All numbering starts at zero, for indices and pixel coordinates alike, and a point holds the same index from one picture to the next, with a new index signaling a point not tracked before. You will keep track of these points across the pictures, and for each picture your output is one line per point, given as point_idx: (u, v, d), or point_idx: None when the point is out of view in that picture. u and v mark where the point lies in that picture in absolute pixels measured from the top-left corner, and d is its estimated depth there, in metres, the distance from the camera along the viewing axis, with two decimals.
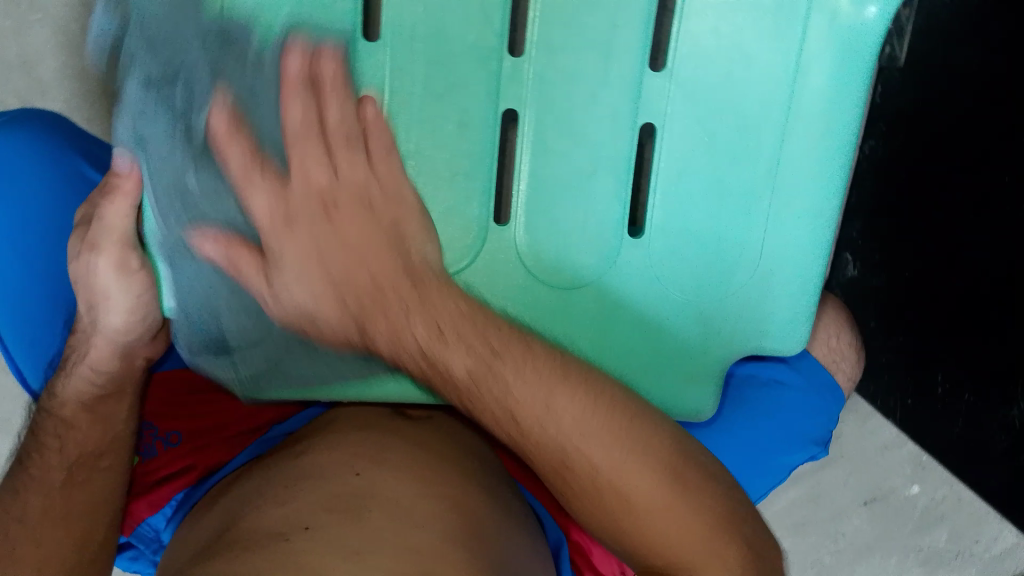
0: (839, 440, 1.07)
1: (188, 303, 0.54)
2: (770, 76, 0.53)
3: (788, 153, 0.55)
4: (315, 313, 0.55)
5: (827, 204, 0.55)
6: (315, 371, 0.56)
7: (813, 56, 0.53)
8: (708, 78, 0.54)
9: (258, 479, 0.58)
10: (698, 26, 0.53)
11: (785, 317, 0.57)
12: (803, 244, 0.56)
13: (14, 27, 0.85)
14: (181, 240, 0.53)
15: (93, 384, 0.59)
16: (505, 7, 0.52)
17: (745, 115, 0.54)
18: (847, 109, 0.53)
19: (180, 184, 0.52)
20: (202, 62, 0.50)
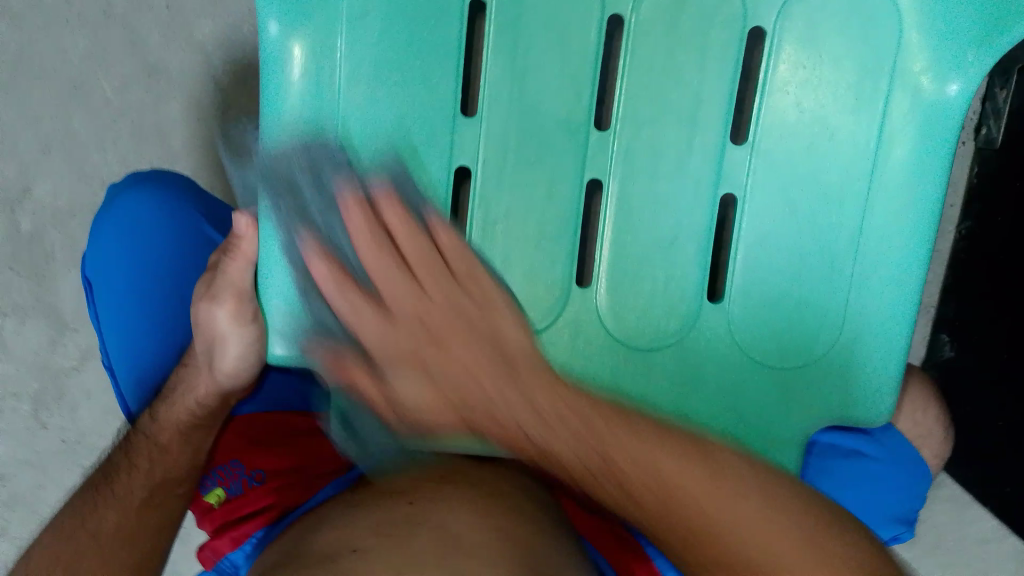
0: (934, 529, 1.04)
1: (292, 352, 0.57)
2: (853, 149, 0.55)
3: (872, 221, 0.55)
4: None
5: (912, 272, 0.55)
6: (405, 417, 0.58)
7: (896, 129, 0.54)
8: (789, 150, 0.55)
9: (328, 514, 0.64)
10: (781, 102, 0.55)
11: (870, 384, 0.57)
12: (888, 311, 0.56)
13: (154, 103, 0.95)
14: (291, 289, 0.56)
15: (192, 414, 0.63)
16: (593, 85, 0.56)
17: (830, 186, 0.55)
18: (931, 181, 0.54)
19: (290, 232, 0.55)
20: (321, 127, 0.54)
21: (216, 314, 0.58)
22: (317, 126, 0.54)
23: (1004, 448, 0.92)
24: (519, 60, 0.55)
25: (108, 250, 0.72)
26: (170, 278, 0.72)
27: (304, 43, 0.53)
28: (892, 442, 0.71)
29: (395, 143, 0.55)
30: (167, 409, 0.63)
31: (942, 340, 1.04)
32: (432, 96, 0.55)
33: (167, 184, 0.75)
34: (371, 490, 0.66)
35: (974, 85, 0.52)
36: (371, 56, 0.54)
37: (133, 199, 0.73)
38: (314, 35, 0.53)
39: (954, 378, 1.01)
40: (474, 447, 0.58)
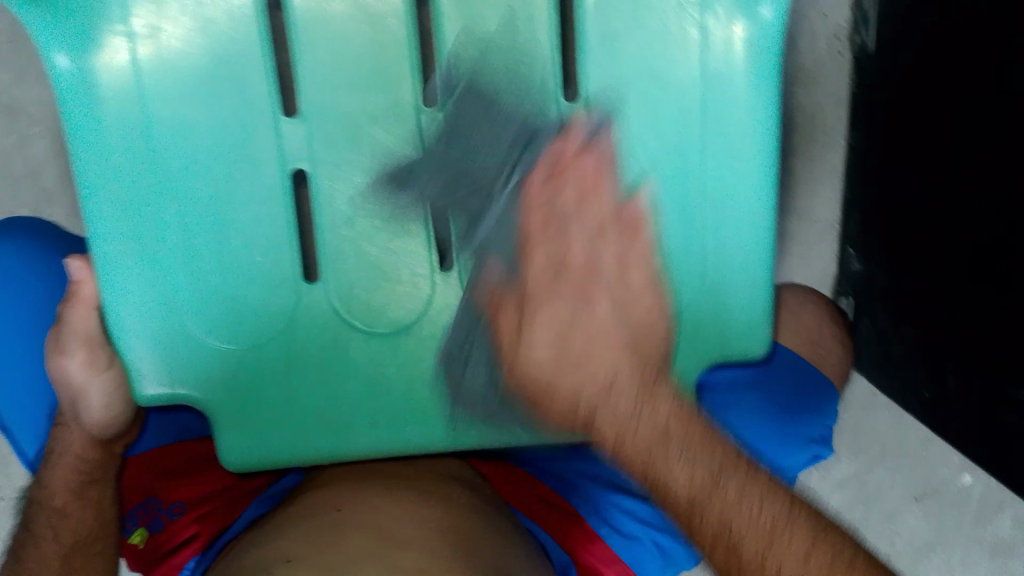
0: (877, 438, 1.06)
1: (163, 390, 0.55)
2: (684, 92, 0.55)
3: (716, 162, 0.56)
4: (276, 376, 0.57)
5: (762, 203, 0.56)
6: (286, 432, 0.57)
7: (721, 66, 0.55)
8: (624, 102, 0.55)
9: (255, 534, 0.65)
10: (604, 55, 0.55)
11: (741, 320, 0.58)
12: (747, 246, 0.57)
13: (19, 143, 0.91)
14: (147, 326, 0.54)
15: (76, 470, 0.59)
16: (416, 62, 0.55)
17: (669, 131, 0.55)
18: (764, 108, 0.55)
19: (136, 268, 0.54)
20: (143, 150, 0.53)
21: (68, 366, 0.54)
22: (130, 147, 0.53)
23: (916, 353, 0.94)
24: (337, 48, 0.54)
25: None
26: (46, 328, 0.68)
27: (107, 62, 0.52)
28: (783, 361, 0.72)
29: (219, 153, 0.54)
30: (49, 471, 0.59)
31: (850, 255, 1.05)
32: (247, 103, 0.53)
33: (36, 231, 0.72)
34: (295, 505, 0.67)
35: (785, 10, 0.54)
36: (176, 68, 0.53)
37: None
38: (112, 53, 0.52)
39: (865, 291, 1.02)
40: (366, 451, 0.58)
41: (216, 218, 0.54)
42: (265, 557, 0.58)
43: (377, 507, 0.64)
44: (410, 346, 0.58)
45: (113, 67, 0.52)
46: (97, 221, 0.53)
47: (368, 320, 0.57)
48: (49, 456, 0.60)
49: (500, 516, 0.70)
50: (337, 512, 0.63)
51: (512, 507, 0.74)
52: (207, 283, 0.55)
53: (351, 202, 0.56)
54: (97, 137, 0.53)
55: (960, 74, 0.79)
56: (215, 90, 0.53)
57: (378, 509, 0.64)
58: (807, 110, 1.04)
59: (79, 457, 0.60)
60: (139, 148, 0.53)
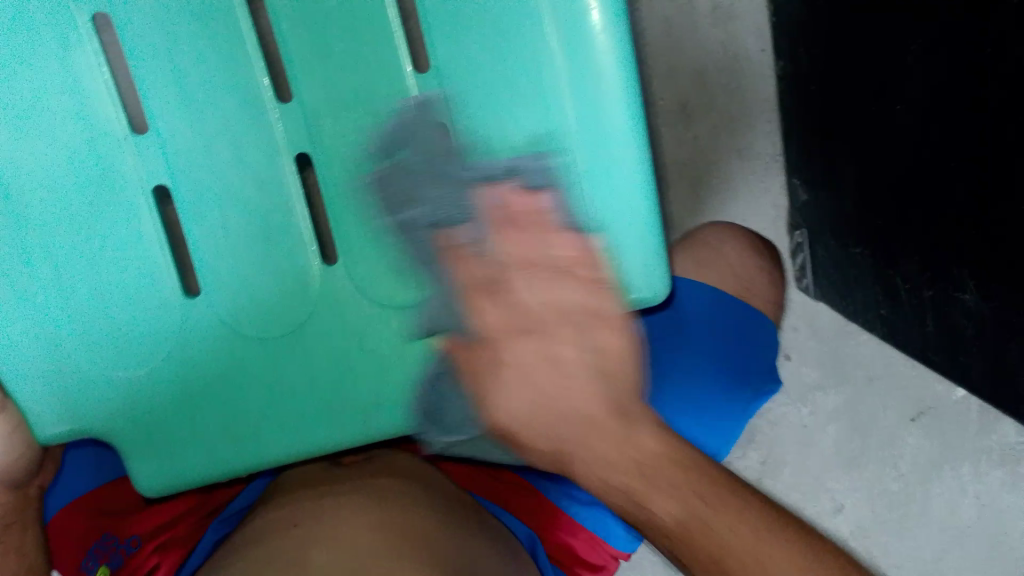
0: (861, 364, 1.03)
1: (63, 429, 0.56)
2: (535, 43, 0.53)
3: (580, 112, 0.54)
4: (175, 398, 0.57)
5: (633, 146, 0.55)
6: (195, 453, 0.57)
7: (569, 12, 0.52)
8: (476, 63, 0.54)
9: (218, 556, 0.65)
10: (447, 17, 0.53)
11: (633, 263, 0.58)
12: (626, 191, 0.56)
13: None
14: (36, 369, 0.55)
15: None
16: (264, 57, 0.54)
17: (526, 89, 0.54)
18: (622, 52, 0.53)
19: (13, 312, 0.54)
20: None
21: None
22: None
23: (871, 273, 0.91)
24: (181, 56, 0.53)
25: None
26: None
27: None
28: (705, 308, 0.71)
29: (75, 185, 0.54)
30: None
31: (796, 186, 1.02)
32: (92, 131, 0.53)
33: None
34: (253, 519, 0.67)
35: None
36: (14, 106, 0.52)
37: None
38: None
39: (816, 218, 0.99)
40: (282, 457, 0.58)
41: (84, 251, 0.54)
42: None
43: (337, 514, 0.64)
44: (305, 346, 0.57)
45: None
46: None
47: (258, 325, 0.56)
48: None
49: (466, 506, 0.71)
50: (298, 525, 0.64)
51: (475, 497, 0.74)
52: (87, 316, 0.55)
53: (219, 213, 0.55)
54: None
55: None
56: (57, 121, 0.53)
57: (336, 516, 0.64)
58: (731, 47, 1.00)
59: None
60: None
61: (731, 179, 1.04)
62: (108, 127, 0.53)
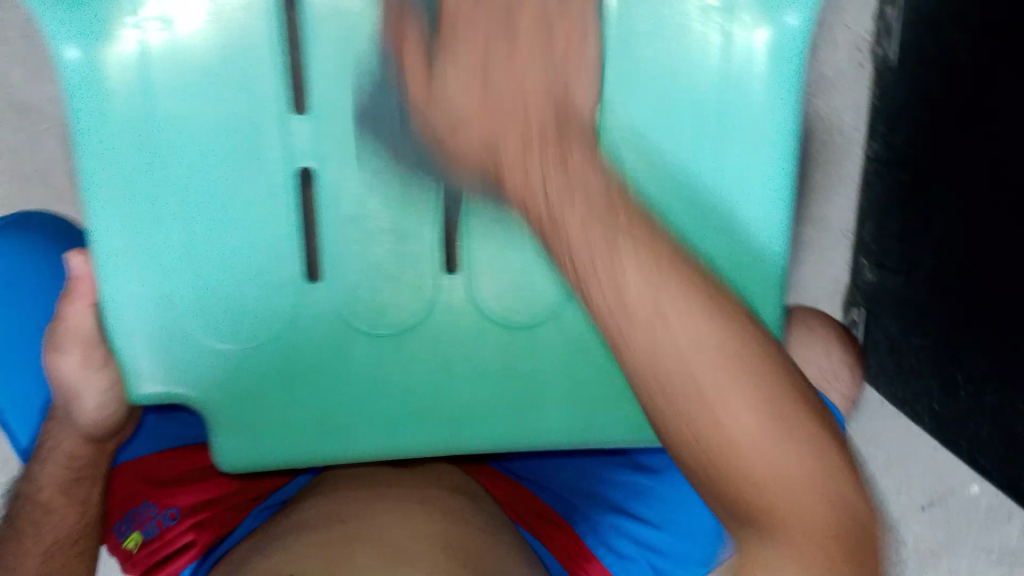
0: (888, 448, 1.03)
1: (160, 391, 0.55)
2: (703, 91, 0.55)
3: (732, 162, 0.56)
4: (275, 378, 0.56)
5: (777, 208, 0.56)
6: (284, 437, 0.57)
7: (746, 66, 0.55)
8: (643, 101, 0.55)
9: (256, 545, 0.65)
10: (628, 52, 0.55)
11: (749, 326, 0.58)
12: (760, 252, 0.57)
13: (30, 140, 0.93)
14: (147, 327, 0.54)
15: (69, 469, 0.56)
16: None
17: (689, 122, 0.55)
18: (783, 114, 0.56)
19: (136, 266, 0.53)
20: (143, 142, 0.52)
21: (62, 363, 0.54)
22: (133, 147, 0.52)
23: (933, 368, 0.92)
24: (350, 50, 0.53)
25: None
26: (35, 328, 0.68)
27: (112, 61, 0.51)
28: None
29: (225, 152, 0.53)
30: (38, 468, 0.56)
31: (863, 265, 1.02)
32: (256, 99, 0.53)
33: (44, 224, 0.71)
34: (296, 513, 0.67)
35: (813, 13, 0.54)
36: (186, 59, 0.51)
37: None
38: (111, 57, 0.51)
39: (879, 301, 1.00)
40: (366, 456, 0.58)
41: (221, 218, 0.53)
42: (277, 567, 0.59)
43: (380, 520, 0.64)
44: (414, 352, 0.57)
45: (120, 69, 0.51)
46: (98, 219, 0.52)
47: (373, 325, 0.56)
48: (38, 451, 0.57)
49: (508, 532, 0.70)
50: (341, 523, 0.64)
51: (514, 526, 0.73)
52: (208, 283, 0.54)
53: (354, 203, 0.55)
54: (97, 135, 0.51)
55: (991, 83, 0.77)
56: (222, 83, 0.52)
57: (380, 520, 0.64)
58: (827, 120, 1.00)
59: (69, 454, 0.56)
60: (142, 146, 0.52)
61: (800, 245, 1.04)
62: (267, 102, 0.53)
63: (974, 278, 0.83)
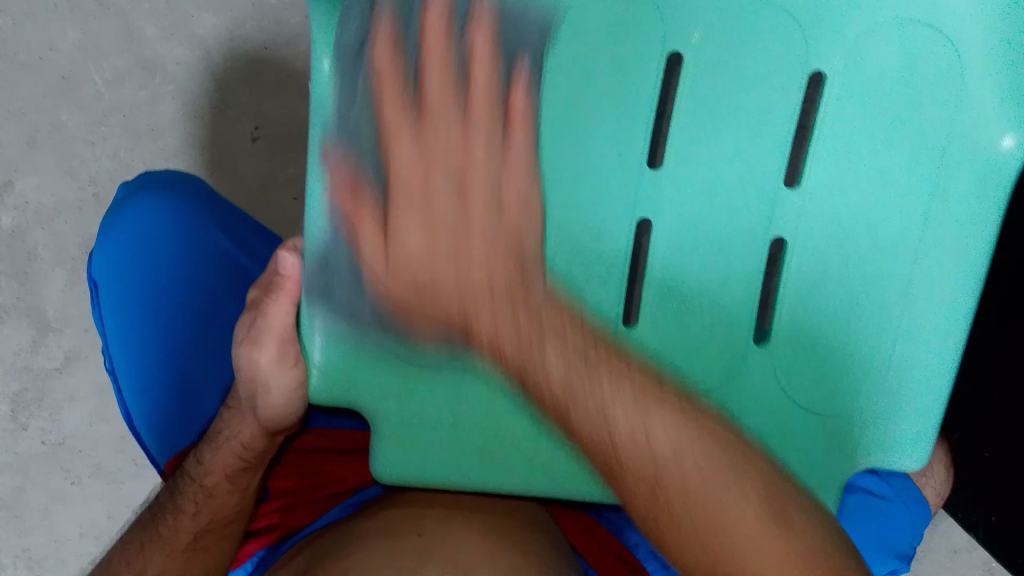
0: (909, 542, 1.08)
1: (330, 393, 0.54)
2: (909, 194, 0.54)
3: (923, 270, 0.55)
4: (449, 398, 0.54)
5: (957, 323, 0.56)
6: (447, 452, 0.55)
7: (955, 178, 0.54)
8: (847, 195, 0.55)
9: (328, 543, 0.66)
10: (838, 146, 0.54)
11: (907, 430, 0.57)
12: (930, 362, 0.56)
13: (149, 99, 0.89)
14: (336, 328, 0.53)
15: (237, 458, 0.57)
16: (648, 121, 0.54)
17: (882, 227, 0.55)
18: (984, 232, 0.54)
19: (336, 267, 0.52)
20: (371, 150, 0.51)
21: (256, 356, 0.54)
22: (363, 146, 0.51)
23: None
24: (570, 91, 0.53)
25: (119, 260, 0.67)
26: (197, 310, 0.68)
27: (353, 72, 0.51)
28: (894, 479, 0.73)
29: None
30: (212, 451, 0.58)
31: None
32: None
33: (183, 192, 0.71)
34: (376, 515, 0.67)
35: None
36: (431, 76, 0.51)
37: (150, 211, 0.68)
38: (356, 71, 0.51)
39: None
40: (517, 490, 0.55)
41: None
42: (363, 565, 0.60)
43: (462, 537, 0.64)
44: None
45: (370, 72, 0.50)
46: (312, 211, 0.52)
47: None
48: (214, 435, 0.58)
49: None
50: (419, 535, 0.63)
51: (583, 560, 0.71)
52: None
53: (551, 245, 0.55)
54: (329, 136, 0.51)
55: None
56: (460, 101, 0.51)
57: (462, 539, 0.63)
58: None
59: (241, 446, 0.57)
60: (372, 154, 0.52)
61: None
62: None
63: None
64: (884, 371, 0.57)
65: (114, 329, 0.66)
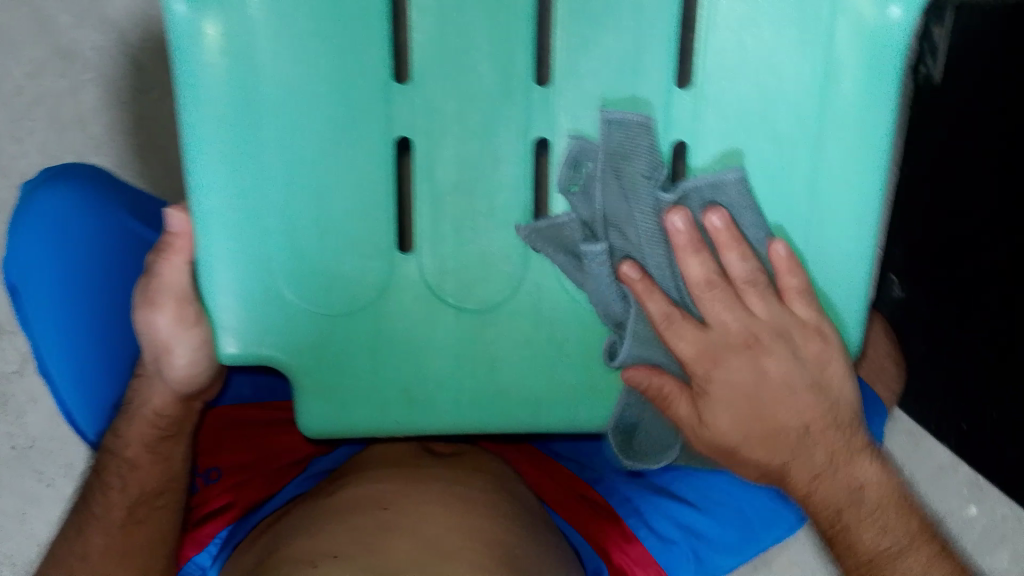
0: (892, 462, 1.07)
1: (245, 352, 0.54)
2: (801, 82, 0.54)
3: (825, 159, 0.55)
4: (364, 342, 0.55)
5: (867, 208, 0.55)
6: (371, 399, 0.56)
7: (844, 60, 0.53)
8: (739, 91, 0.54)
9: (295, 520, 0.67)
10: (725, 42, 0.53)
11: (833, 323, 0.57)
12: (846, 251, 0.56)
13: (70, 87, 0.89)
14: (240, 286, 0.53)
15: (152, 426, 0.57)
16: (529, 36, 0.53)
17: (782, 123, 0.54)
18: (878, 112, 0.54)
19: (232, 226, 0.53)
20: (248, 101, 0.51)
21: (157, 321, 0.54)
22: (240, 106, 0.52)
23: (955, 382, 0.96)
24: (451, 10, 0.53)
25: (25, 249, 0.65)
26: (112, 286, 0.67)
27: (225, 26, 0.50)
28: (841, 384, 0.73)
29: (327, 111, 0.53)
30: (128, 424, 0.57)
31: (892, 280, 1.04)
32: (352, 59, 0.52)
33: (88, 175, 0.69)
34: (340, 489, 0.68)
35: (916, 8, 0.51)
36: (297, 26, 0.51)
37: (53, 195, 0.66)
38: (227, 24, 0.50)
39: (905, 319, 1.02)
40: (445, 425, 0.57)
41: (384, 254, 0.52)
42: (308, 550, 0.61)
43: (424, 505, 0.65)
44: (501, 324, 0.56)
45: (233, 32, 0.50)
46: (198, 175, 0.52)
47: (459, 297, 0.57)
48: (127, 407, 0.57)
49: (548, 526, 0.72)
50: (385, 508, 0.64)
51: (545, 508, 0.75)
52: (304, 247, 0.54)
53: (452, 169, 0.55)
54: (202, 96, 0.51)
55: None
56: (333, 38, 0.51)
57: (427, 506, 0.65)
58: None
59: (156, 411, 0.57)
60: (252, 104, 0.52)
61: None
62: (359, 53, 0.52)
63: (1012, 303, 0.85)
64: (803, 267, 0.56)
65: (34, 318, 0.65)
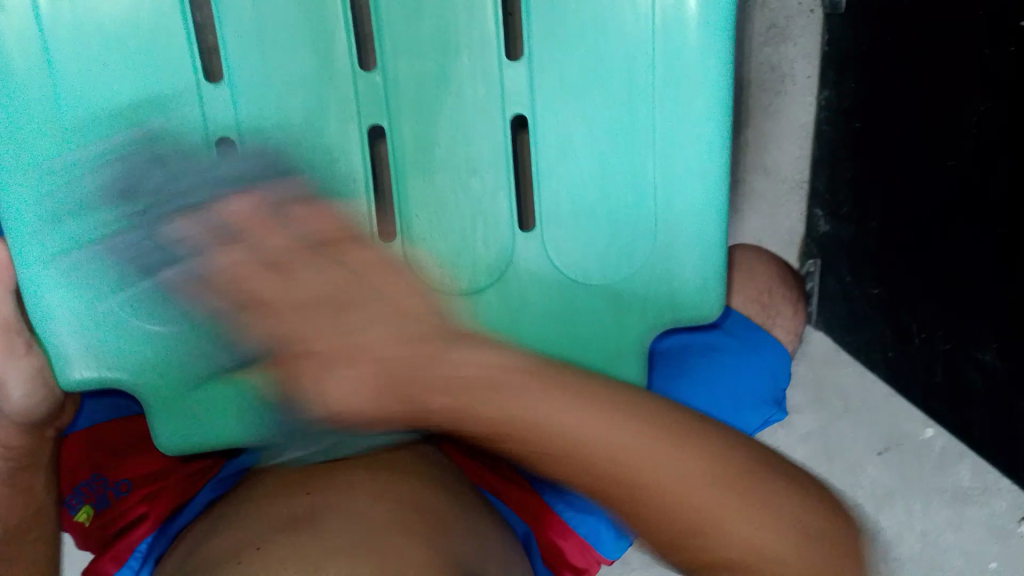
0: (840, 393, 1.00)
1: (88, 377, 0.54)
2: (631, 36, 0.51)
3: (667, 114, 0.52)
4: (204, 356, 0.54)
5: (714, 162, 0.52)
6: (229, 408, 0.56)
7: (670, 9, 0.50)
8: (569, 53, 0.52)
9: (217, 516, 0.61)
10: (551, 5, 0.51)
11: (695, 282, 0.54)
12: (699, 208, 0.53)
13: None
14: (70, 311, 0.53)
15: (4, 459, 0.56)
16: (347, 28, 0.52)
17: (615, 83, 0.52)
18: (715, 58, 0.51)
19: (50, 251, 0.52)
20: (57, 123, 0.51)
21: None
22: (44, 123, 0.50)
23: (879, 312, 0.92)
24: (273, 5, 0.51)
25: None
26: None
27: (21, 42, 0.49)
28: (734, 325, 0.70)
29: (140, 123, 0.52)
30: None
31: (817, 216, 1.01)
32: (159, 70, 0.51)
33: None
34: (260, 475, 0.63)
35: None
36: (95, 37, 0.50)
37: None
38: (26, 49, 0.49)
39: (831, 250, 0.99)
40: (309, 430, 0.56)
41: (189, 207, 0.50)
42: (229, 547, 0.55)
43: (353, 480, 0.60)
44: None
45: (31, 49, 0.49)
46: (8, 204, 0.51)
47: None
48: None
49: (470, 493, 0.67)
50: (310, 492, 0.59)
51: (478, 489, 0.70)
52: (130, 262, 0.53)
53: (280, 171, 0.53)
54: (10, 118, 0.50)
55: (940, 28, 0.75)
56: (135, 49, 0.51)
57: (356, 481, 0.60)
58: (777, 68, 0.96)
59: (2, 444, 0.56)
60: (64, 126, 0.51)
61: (754, 197, 1.02)
62: (170, 59, 0.51)
63: (927, 231, 0.81)
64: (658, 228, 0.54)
65: None
